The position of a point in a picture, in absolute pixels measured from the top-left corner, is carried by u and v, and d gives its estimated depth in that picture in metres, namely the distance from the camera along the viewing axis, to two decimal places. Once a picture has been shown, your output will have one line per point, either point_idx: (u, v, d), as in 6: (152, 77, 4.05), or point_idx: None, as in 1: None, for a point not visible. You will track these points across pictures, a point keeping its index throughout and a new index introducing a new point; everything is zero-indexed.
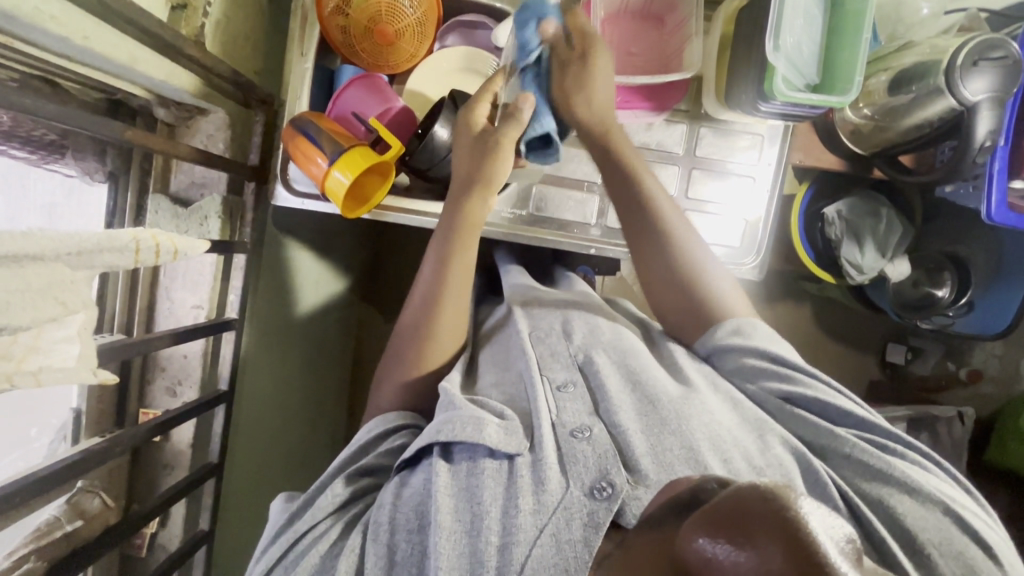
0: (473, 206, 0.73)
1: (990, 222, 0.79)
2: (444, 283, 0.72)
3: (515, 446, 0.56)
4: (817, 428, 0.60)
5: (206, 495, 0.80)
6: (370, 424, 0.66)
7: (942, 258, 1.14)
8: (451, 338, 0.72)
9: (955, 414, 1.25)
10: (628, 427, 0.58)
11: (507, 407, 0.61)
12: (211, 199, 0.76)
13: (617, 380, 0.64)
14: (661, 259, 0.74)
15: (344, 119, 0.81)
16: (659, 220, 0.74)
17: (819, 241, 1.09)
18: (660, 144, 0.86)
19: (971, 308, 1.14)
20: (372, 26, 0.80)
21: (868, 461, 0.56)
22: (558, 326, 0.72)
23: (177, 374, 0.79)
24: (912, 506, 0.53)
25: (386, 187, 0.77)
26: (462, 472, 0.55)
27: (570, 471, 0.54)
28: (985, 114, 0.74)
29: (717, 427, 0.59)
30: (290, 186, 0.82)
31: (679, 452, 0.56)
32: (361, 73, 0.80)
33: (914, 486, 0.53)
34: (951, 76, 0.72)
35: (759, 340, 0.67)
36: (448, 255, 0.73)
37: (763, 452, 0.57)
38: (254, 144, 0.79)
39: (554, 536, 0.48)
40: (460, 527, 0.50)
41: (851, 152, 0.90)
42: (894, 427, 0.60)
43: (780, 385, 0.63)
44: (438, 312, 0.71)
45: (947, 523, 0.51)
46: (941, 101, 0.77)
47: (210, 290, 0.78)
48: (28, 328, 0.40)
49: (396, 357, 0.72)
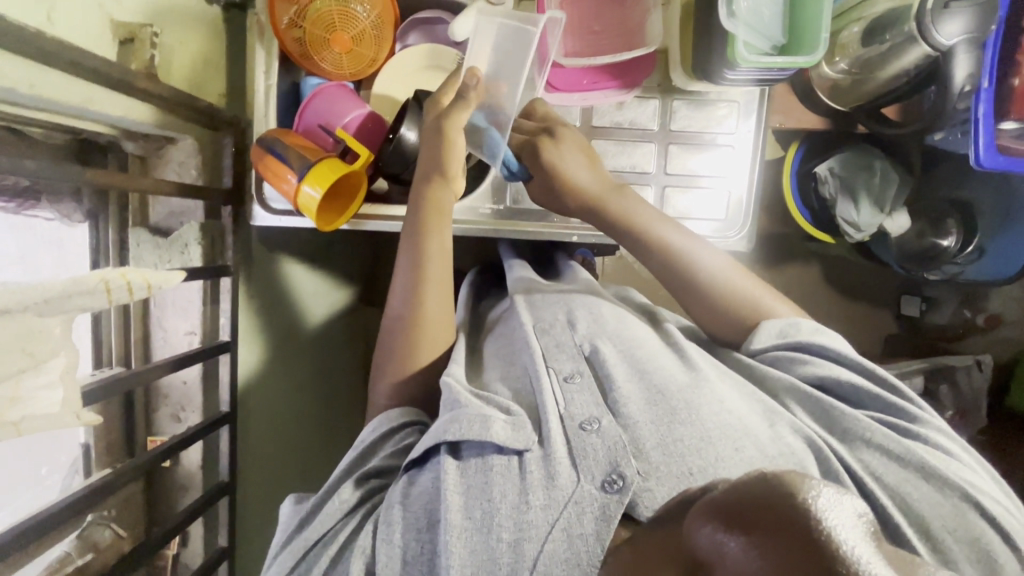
0: (436, 193, 0.74)
1: (979, 168, 0.70)
2: (423, 260, 0.73)
3: (523, 441, 0.56)
4: (836, 414, 0.59)
5: (221, 513, 0.83)
6: (373, 424, 0.67)
7: (947, 207, 1.12)
8: (438, 336, 0.73)
9: (973, 363, 1.25)
10: (638, 419, 0.58)
11: (514, 402, 0.61)
12: (188, 227, 0.76)
13: (623, 370, 0.64)
14: (697, 294, 0.73)
15: (310, 133, 0.81)
16: (679, 248, 0.74)
17: (813, 200, 1.07)
18: (634, 122, 0.83)
19: (982, 253, 1.10)
20: (327, 36, 0.78)
21: (892, 446, 0.56)
22: (562, 317, 0.72)
23: (180, 400, 0.81)
24: (930, 491, 0.53)
25: (358, 200, 0.77)
26: (472, 469, 0.55)
27: (581, 465, 0.54)
28: (962, 57, 0.70)
29: (727, 416, 0.58)
30: (266, 205, 0.81)
31: (689, 442, 0.56)
32: (327, 85, 0.79)
33: (936, 472, 0.53)
34: (922, 22, 0.68)
35: (802, 335, 0.66)
36: (426, 234, 0.74)
37: (775, 440, 0.57)
38: (226, 168, 0.79)
39: (565, 531, 0.50)
40: (471, 525, 0.51)
41: (834, 110, 0.85)
42: (920, 412, 0.60)
43: (814, 370, 0.63)
44: (424, 298, 0.72)
45: (965, 509, 0.51)
46: (915, 49, 0.73)
47: (201, 317, 0.79)
48: (1, 382, 0.41)
49: (386, 355, 0.72)
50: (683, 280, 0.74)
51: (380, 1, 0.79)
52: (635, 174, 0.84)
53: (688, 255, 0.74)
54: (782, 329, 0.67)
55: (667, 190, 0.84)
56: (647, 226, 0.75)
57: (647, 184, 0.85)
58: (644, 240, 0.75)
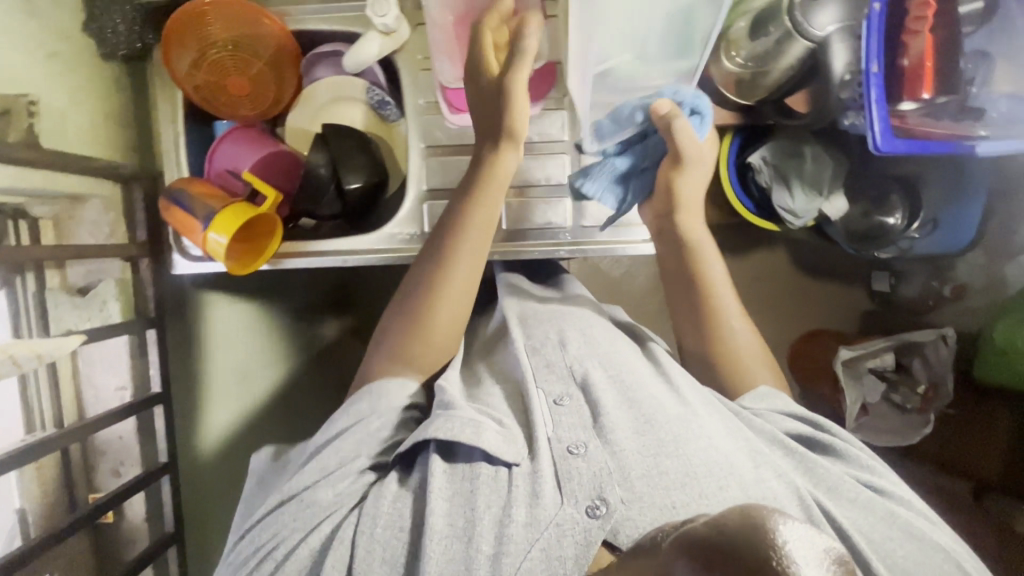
0: (500, 155, 0.69)
1: (878, 155, 0.66)
2: (461, 230, 0.70)
3: (513, 455, 0.59)
4: (818, 471, 0.63)
5: (170, 564, 0.85)
6: (375, 392, 0.66)
7: (889, 183, 1.09)
8: (458, 311, 0.71)
9: (937, 337, 1.17)
10: (626, 447, 0.60)
11: (507, 415, 0.64)
12: (105, 283, 0.78)
13: (613, 397, 0.65)
14: (701, 334, 0.78)
15: (221, 177, 0.82)
16: (701, 280, 0.78)
17: (754, 190, 1.06)
18: (543, 135, 0.84)
19: (936, 225, 1.09)
20: (225, 81, 0.79)
21: (874, 506, 0.61)
22: (554, 336, 0.72)
23: (118, 455, 0.82)
24: (912, 548, 0.58)
25: (274, 241, 0.77)
26: (459, 474, 0.59)
27: (566, 487, 0.57)
28: (838, 48, 0.74)
29: (714, 453, 0.60)
30: (184, 252, 0.83)
31: (676, 476, 0.58)
32: (235, 127, 0.82)
33: (916, 531, 0.59)
34: (795, 14, 0.72)
35: (793, 405, 0.71)
36: (474, 199, 0.70)
37: (758, 482, 0.59)
38: (140, 222, 0.80)
39: (544, 551, 0.53)
40: (452, 532, 0.55)
41: (740, 106, 0.84)
42: (890, 477, 0.66)
43: (796, 428, 0.68)
44: (451, 270, 0.70)
45: (948, 568, 0.57)
46: (794, 45, 0.74)
47: (129, 371, 0.81)
48: None
49: (399, 319, 0.71)
50: (693, 314, 0.79)
51: (273, 39, 0.79)
52: (550, 188, 0.84)
53: (708, 293, 0.78)
54: (771, 402, 0.71)
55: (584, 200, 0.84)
56: (693, 258, 0.79)
57: (564, 196, 0.84)
58: (684, 272, 0.79)
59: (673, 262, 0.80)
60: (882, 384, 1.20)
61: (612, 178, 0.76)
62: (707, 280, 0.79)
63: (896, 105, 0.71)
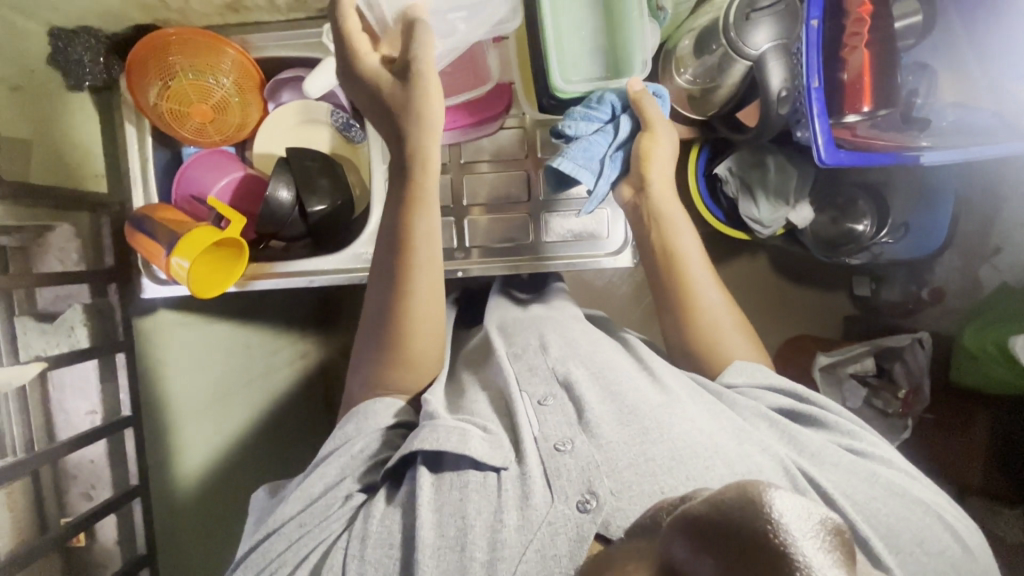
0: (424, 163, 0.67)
1: (823, 166, 0.73)
2: (407, 245, 0.68)
3: (500, 459, 0.58)
4: (803, 438, 0.61)
5: None
6: (355, 418, 0.66)
7: (854, 190, 1.09)
8: (432, 317, 0.70)
9: (913, 341, 1.17)
10: (611, 438, 0.58)
11: (492, 420, 0.64)
12: (71, 310, 0.78)
13: (595, 392, 0.64)
14: (681, 321, 0.75)
15: (187, 204, 0.85)
16: (682, 257, 0.75)
17: (723, 201, 1.07)
18: (502, 152, 0.86)
19: (906, 230, 1.10)
20: (187, 108, 0.81)
21: (858, 468, 0.59)
22: (535, 342, 0.72)
23: (89, 478, 0.84)
24: (896, 506, 0.56)
25: (239, 261, 0.79)
26: (445, 484, 0.58)
27: (555, 485, 0.55)
28: (774, 64, 0.75)
29: (695, 436, 0.58)
30: (153, 276, 0.83)
31: (662, 461, 0.56)
32: (198, 154, 0.84)
33: (899, 489, 0.57)
34: (729, 36, 0.75)
35: (775, 376, 0.69)
36: (411, 210, 0.68)
37: (742, 458, 0.57)
38: (108, 248, 0.82)
39: (539, 552, 0.51)
40: (444, 544, 0.53)
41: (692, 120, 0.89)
42: (872, 436, 0.64)
43: (780, 400, 0.66)
44: (410, 283, 0.68)
45: (930, 523, 0.56)
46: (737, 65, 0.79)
47: (99, 395, 0.82)
48: None
49: (370, 342, 0.70)
50: (679, 295, 0.74)
51: (234, 68, 0.82)
52: (511, 204, 0.86)
53: (687, 280, 0.74)
54: (751, 374, 0.69)
55: (548, 217, 0.85)
56: (661, 237, 0.76)
57: (527, 214, 0.85)
58: (651, 256, 0.77)
59: (653, 251, 0.76)
60: (863, 388, 1.17)
61: (587, 155, 0.74)
62: (679, 252, 0.75)
63: (842, 117, 0.78)
